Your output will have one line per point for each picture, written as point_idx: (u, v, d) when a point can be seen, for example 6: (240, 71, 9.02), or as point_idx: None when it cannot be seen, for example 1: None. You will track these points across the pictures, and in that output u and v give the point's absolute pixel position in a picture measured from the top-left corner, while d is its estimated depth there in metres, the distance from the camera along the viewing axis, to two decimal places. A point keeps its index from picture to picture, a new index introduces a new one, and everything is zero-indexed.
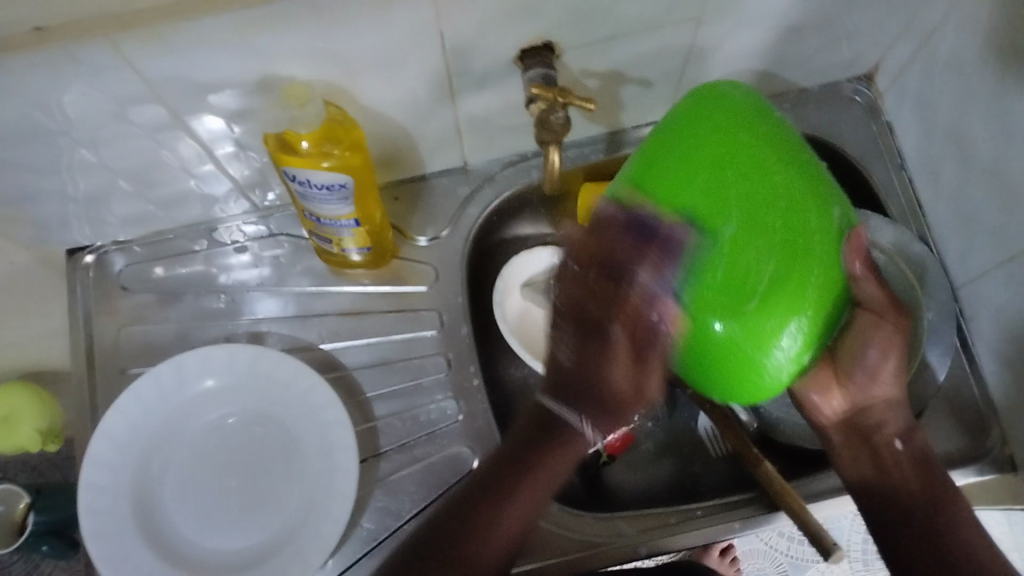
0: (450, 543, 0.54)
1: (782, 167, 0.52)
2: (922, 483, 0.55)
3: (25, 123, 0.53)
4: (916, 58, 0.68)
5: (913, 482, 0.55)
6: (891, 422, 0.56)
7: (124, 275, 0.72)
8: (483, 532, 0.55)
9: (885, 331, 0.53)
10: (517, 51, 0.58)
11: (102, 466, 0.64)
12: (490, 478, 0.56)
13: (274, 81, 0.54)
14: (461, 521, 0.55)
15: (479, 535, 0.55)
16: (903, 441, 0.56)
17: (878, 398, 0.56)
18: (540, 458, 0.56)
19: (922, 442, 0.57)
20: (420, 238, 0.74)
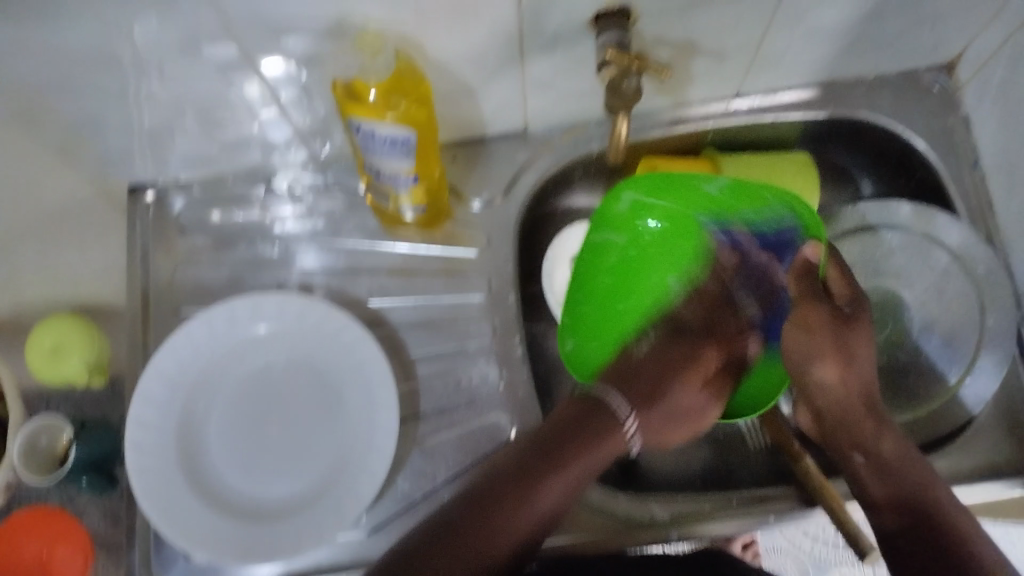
0: (471, 520, 0.48)
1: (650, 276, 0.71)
2: (896, 492, 0.55)
3: (99, 50, 0.53)
4: (1003, 49, 0.65)
5: (884, 492, 0.56)
6: (850, 436, 0.59)
7: (182, 216, 0.73)
8: (502, 520, 0.49)
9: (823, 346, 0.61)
10: (592, 13, 0.57)
11: (151, 401, 0.65)
12: (516, 466, 0.51)
13: (348, 26, 0.54)
14: (478, 503, 0.49)
15: (500, 525, 0.48)
16: (863, 454, 0.58)
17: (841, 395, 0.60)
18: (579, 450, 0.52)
19: (885, 454, 0.57)
20: (474, 202, 0.73)
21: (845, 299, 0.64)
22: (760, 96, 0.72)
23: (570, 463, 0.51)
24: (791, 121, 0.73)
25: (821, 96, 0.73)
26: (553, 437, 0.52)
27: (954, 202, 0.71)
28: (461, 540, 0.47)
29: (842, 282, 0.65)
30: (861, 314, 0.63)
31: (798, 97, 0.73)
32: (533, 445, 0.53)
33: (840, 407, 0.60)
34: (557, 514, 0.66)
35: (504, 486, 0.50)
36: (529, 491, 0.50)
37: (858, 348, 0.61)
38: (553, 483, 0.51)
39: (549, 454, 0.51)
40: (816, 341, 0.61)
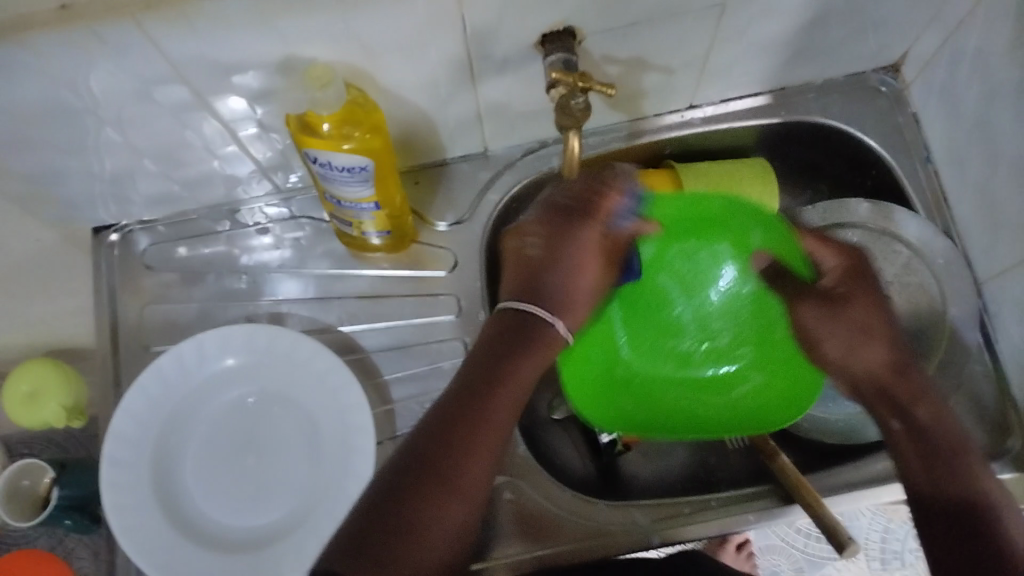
0: (433, 458, 0.51)
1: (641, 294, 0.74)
2: (940, 483, 0.53)
3: (50, 101, 0.54)
4: (945, 48, 0.66)
5: (925, 481, 0.54)
6: (882, 405, 0.58)
7: (148, 254, 0.74)
8: (472, 443, 0.52)
9: (857, 320, 0.61)
10: (538, 36, 0.58)
11: (124, 440, 0.65)
12: (458, 395, 0.54)
13: (296, 63, 0.55)
14: (441, 436, 0.52)
15: (469, 451, 0.52)
16: (899, 420, 0.56)
17: (863, 368, 0.60)
18: (502, 373, 0.55)
19: (922, 420, 0.56)
20: (439, 224, 0.74)
21: (837, 276, 0.63)
22: (714, 106, 0.74)
23: (511, 373, 0.55)
24: (747, 127, 0.74)
25: (773, 102, 0.74)
26: (484, 355, 0.56)
27: (910, 197, 0.73)
28: (437, 475, 0.51)
29: (831, 254, 0.63)
30: (856, 292, 0.62)
31: (752, 104, 0.74)
32: (481, 361, 0.56)
33: (878, 387, 0.58)
34: (538, 526, 0.67)
35: (464, 405, 0.54)
36: (483, 408, 0.54)
37: (871, 324, 0.60)
38: (499, 398, 0.55)
39: (499, 373, 0.55)
40: (841, 327, 0.61)
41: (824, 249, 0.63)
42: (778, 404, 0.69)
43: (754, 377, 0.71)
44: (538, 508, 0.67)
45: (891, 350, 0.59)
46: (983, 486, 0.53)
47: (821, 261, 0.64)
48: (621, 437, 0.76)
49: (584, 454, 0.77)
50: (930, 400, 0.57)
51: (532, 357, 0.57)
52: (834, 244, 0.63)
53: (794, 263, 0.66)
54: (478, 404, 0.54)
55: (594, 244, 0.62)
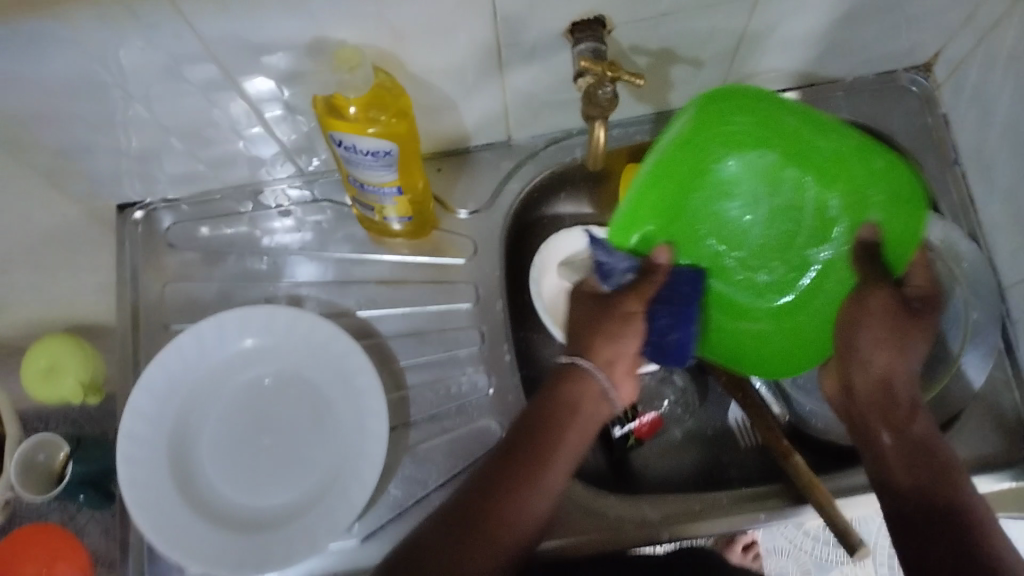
0: (478, 505, 0.53)
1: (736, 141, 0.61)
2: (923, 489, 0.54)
3: (82, 75, 0.54)
4: (978, 49, 0.66)
5: (908, 485, 0.55)
6: (877, 415, 0.59)
7: (171, 232, 0.74)
8: (519, 496, 0.53)
9: (891, 334, 0.59)
10: (568, 24, 0.58)
11: (142, 416, 0.65)
12: (505, 447, 0.56)
13: (326, 45, 0.55)
14: (494, 483, 0.54)
15: (516, 499, 0.53)
16: (892, 434, 0.58)
17: (873, 372, 0.60)
18: (556, 426, 0.56)
19: (916, 434, 0.57)
20: (460, 211, 0.74)
21: (920, 295, 0.61)
22: None
23: (563, 430, 0.56)
24: None
25: (800, 100, 0.74)
26: (538, 404, 0.57)
27: (936, 199, 0.72)
28: (481, 523, 0.52)
29: (923, 274, 0.62)
30: (929, 313, 0.60)
31: None
32: (538, 410, 0.57)
33: (881, 392, 0.59)
34: (548, 516, 0.67)
35: (518, 450, 0.55)
36: (527, 467, 0.54)
37: (910, 338, 0.60)
38: (557, 455, 0.55)
39: (555, 425, 0.56)
40: (876, 328, 0.60)
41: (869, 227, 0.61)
42: (774, 358, 0.68)
43: (777, 299, 0.68)
44: (550, 499, 0.68)
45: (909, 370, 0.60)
46: (964, 490, 0.54)
47: (910, 278, 0.62)
48: (633, 430, 0.74)
49: (596, 445, 0.76)
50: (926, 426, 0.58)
51: (570, 396, 0.57)
52: (927, 267, 0.62)
53: (891, 258, 0.62)
54: (533, 459, 0.55)
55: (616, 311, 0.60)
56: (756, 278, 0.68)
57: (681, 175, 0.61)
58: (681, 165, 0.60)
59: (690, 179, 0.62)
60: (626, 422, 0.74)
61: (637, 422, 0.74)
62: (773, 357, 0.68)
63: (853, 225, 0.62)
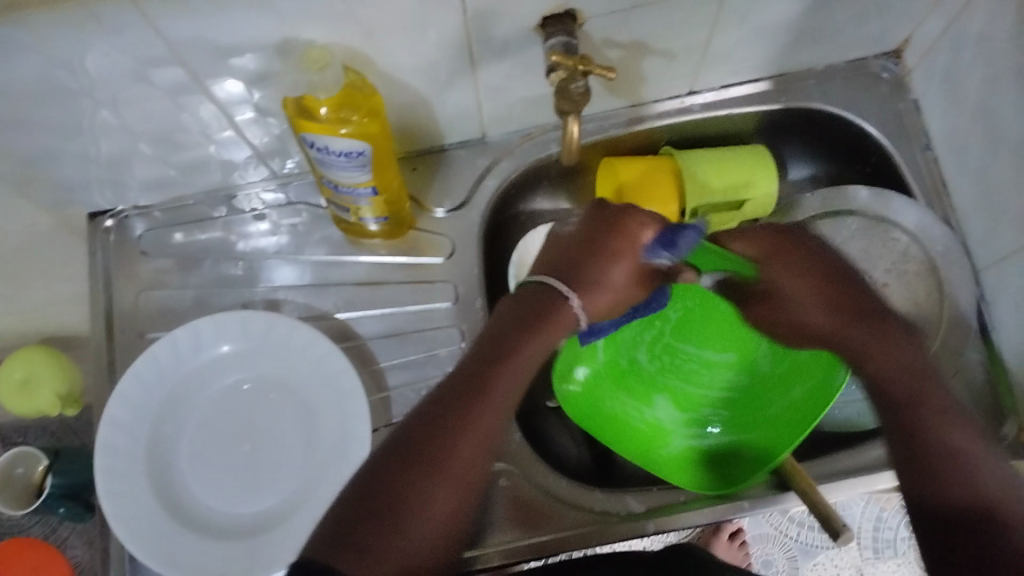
0: (429, 445, 0.50)
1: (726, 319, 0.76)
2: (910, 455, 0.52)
3: (44, 82, 0.53)
4: (947, 34, 0.66)
5: (896, 455, 0.53)
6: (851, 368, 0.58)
7: (144, 240, 0.73)
8: (472, 426, 0.51)
9: (793, 268, 0.59)
10: (538, 18, 0.57)
11: (120, 426, 0.65)
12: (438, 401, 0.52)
13: (294, 44, 0.54)
14: (437, 420, 0.51)
15: (451, 441, 0.50)
16: (867, 381, 0.56)
17: (806, 323, 0.59)
18: (502, 350, 0.53)
19: (879, 381, 0.55)
20: (437, 210, 0.74)
21: (754, 251, 0.60)
22: (714, 92, 0.73)
23: (517, 352, 0.52)
24: (747, 113, 0.74)
25: (773, 89, 0.74)
26: (492, 331, 0.54)
27: (909, 185, 0.73)
28: (437, 465, 0.49)
29: (738, 238, 0.60)
30: (798, 240, 0.60)
31: (751, 90, 0.74)
32: (486, 341, 0.54)
33: (834, 340, 0.58)
34: (534, 514, 0.67)
35: (474, 379, 0.52)
36: (460, 411, 0.51)
37: (801, 288, 0.59)
38: (507, 377, 0.52)
39: (499, 354, 0.53)
40: (794, 280, 0.59)
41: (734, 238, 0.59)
42: (696, 478, 0.69)
43: (709, 435, 0.73)
44: (537, 496, 0.67)
45: (853, 308, 0.58)
46: (953, 443, 0.51)
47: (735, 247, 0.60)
48: None
49: (580, 441, 0.77)
50: (889, 351, 0.56)
51: (542, 330, 0.53)
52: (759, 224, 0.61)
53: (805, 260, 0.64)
54: (480, 388, 0.52)
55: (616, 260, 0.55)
56: (693, 428, 0.74)
57: (714, 319, 0.77)
58: (700, 318, 0.78)
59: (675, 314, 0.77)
60: None
61: None
62: (703, 477, 0.69)
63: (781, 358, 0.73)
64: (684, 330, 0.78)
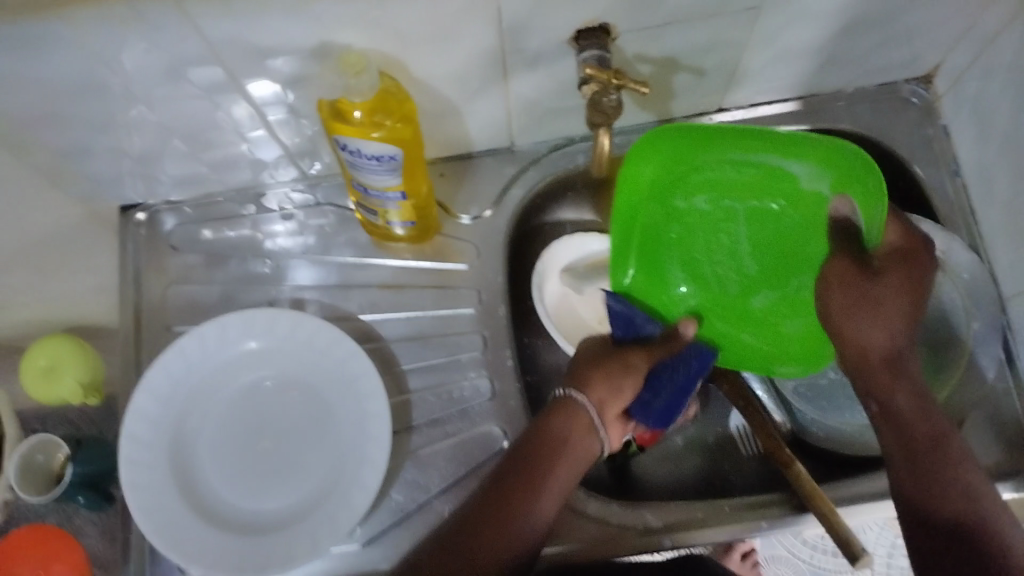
0: (472, 532, 0.54)
1: (798, 262, 0.66)
2: (915, 475, 0.53)
3: (87, 76, 0.54)
4: (980, 61, 0.66)
5: (907, 477, 0.53)
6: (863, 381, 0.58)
7: (174, 234, 0.74)
8: (518, 514, 0.55)
9: (895, 280, 0.58)
10: (571, 32, 0.58)
11: (143, 417, 0.65)
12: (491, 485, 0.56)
13: (331, 50, 0.55)
14: (483, 511, 0.55)
15: (512, 517, 0.55)
16: (876, 405, 0.57)
17: (850, 343, 0.59)
18: (545, 452, 0.57)
19: (898, 405, 0.56)
20: (462, 217, 0.74)
21: (888, 253, 0.59)
22: (743, 110, 0.74)
23: (554, 464, 0.57)
24: None
25: (802, 109, 0.74)
26: (521, 443, 0.59)
27: (937, 210, 0.72)
28: (473, 544, 0.53)
29: (893, 229, 0.60)
30: (892, 267, 0.59)
31: (780, 110, 0.74)
32: (516, 451, 0.58)
33: (862, 359, 0.58)
34: (551, 526, 0.67)
35: (512, 480, 0.56)
36: (513, 496, 0.55)
37: (885, 301, 0.58)
38: (552, 484, 0.57)
39: (529, 456, 0.57)
40: (842, 298, 0.59)
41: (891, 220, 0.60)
42: (637, 300, 0.70)
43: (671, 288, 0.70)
44: (555, 508, 0.67)
45: (905, 334, 0.58)
46: (960, 474, 0.52)
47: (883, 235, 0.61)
48: (634, 438, 0.75)
49: None
50: (904, 386, 0.56)
51: (567, 426, 0.59)
52: (898, 220, 0.60)
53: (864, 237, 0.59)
54: (528, 487, 0.56)
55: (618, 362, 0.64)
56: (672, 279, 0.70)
57: (805, 225, 0.63)
58: (790, 227, 0.64)
59: (803, 208, 0.63)
60: None
61: None
62: (637, 304, 0.69)
63: (790, 314, 0.68)
64: (766, 212, 0.65)
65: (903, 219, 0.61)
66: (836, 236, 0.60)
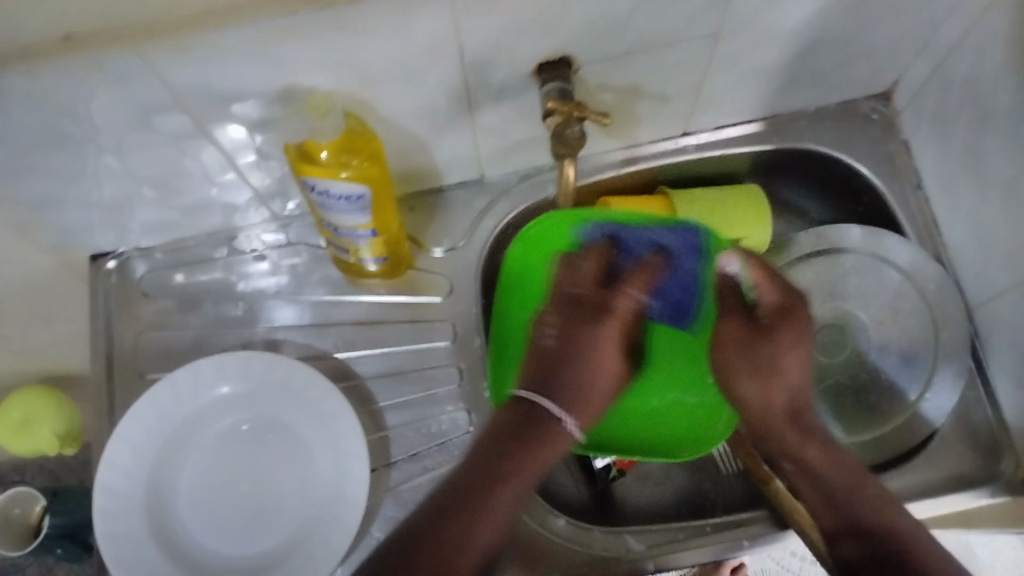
0: (439, 537, 0.49)
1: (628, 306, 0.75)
2: (840, 520, 0.54)
3: (50, 129, 0.54)
4: (936, 76, 0.67)
5: (831, 522, 0.55)
6: (789, 431, 0.59)
7: (145, 281, 0.74)
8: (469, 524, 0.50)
9: (790, 336, 0.60)
10: (535, 65, 0.59)
11: (119, 468, 0.65)
12: (477, 476, 0.52)
13: (296, 92, 0.55)
14: (439, 521, 0.50)
15: (478, 522, 0.50)
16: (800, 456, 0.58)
17: (750, 394, 0.60)
18: (508, 458, 0.53)
19: (811, 462, 0.57)
20: (435, 250, 0.74)
21: (771, 311, 0.61)
22: (708, 133, 0.75)
23: (518, 472, 0.53)
24: (741, 154, 0.75)
25: (765, 130, 0.75)
26: (485, 454, 0.53)
27: (901, 222, 0.74)
28: (436, 541, 0.49)
29: (772, 288, 0.61)
30: (787, 323, 0.60)
31: (744, 131, 0.75)
32: (478, 464, 0.53)
33: (763, 419, 0.60)
34: (534, 555, 0.66)
35: (473, 488, 0.52)
36: (484, 495, 0.51)
37: (780, 359, 0.60)
38: (509, 485, 0.52)
39: (491, 472, 0.52)
40: (727, 355, 0.62)
41: (768, 283, 0.61)
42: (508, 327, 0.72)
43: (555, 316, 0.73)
44: (539, 537, 0.67)
45: (805, 375, 0.60)
46: (896, 525, 0.52)
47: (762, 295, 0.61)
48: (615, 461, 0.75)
49: (579, 479, 0.76)
50: (833, 457, 0.57)
51: (538, 454, 0.53)
52: (774, 281, 0.60)
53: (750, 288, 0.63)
54: (486, 490, 0.51)
55: (590, 306, 0.59)
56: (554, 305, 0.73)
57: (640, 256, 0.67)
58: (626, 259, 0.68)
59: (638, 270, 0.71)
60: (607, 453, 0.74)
61: None
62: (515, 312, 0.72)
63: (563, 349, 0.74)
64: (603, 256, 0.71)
65: (781, 275, 0.61)
66: (725, 296, 0.64)
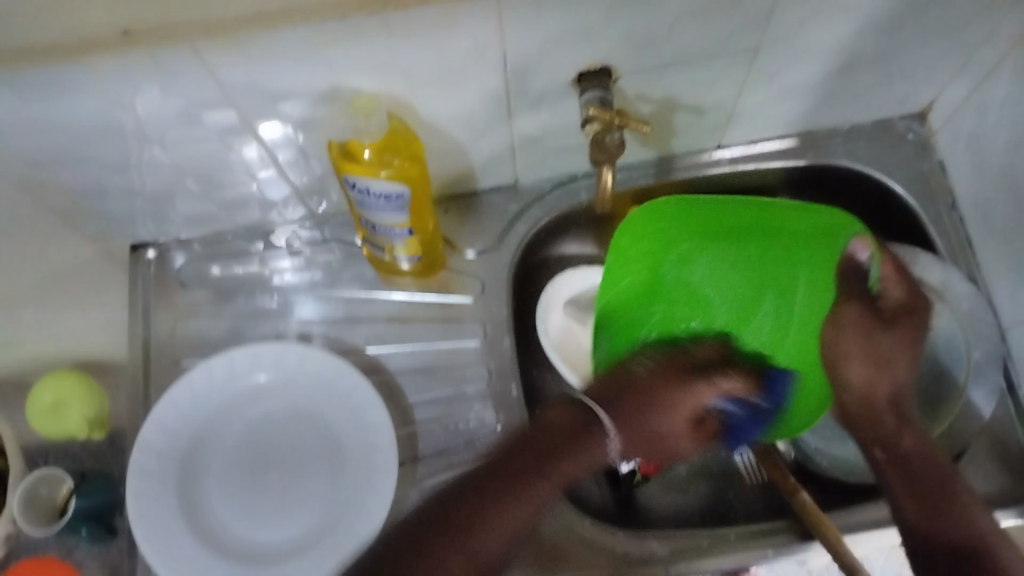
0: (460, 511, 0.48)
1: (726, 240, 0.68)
2: (925, 516, 0.54)
3: (101, 121, 0.56)
4: (973, 98, 0.68)
5: (915, 517, 0.55)
6: (885, 413, 0.60)
7: (183, 272, 0.76)
8: (505, 511, 0.48)
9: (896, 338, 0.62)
10: (575, 73, 0.59)
11: (153, 453, 0.66)
12: (502, 462, 0.51)
13: (342, 92, 0.56)
14: (474, 498, 0.49)
15: (508, 516, 0.48)
16: (882, 448, 0.59)
17: (857, 383, 0.61)
18: (556, 445, 0.51)
19: (904, 450, 0.58)
20: (468, 252, 0.75)
21: (896, 306, 0.62)
22: (744, 146, 0.75)
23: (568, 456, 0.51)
24: (775, 168, 0.75)
25: (800, 145, 0.76)
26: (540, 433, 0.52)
27: (935, 241, 0.74)
28: (449, 535, 0.47)
29: (901, 287, 0.62)
30: (903, 320, 0.62)
31: (779, 145, 0.75)
32: (533, 442, 0.52)
33: (865, 406, 0.61)
34: (559, 555, 0.67)
35: (518, 464, 0.50)
36: (525, 484, 0.49)
37: (894, 350, 0.61)
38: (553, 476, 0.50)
39: (544, 461, 0.50)
40: (846, 342, 0.62)
41: (894, 282, 0.62)
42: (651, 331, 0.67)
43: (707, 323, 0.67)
44: (563, 538, 0.68)
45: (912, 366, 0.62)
46: (977, 523, 0.54)
47: (888, 290, 0.62)
48: (639, 467, 0.75)
49: (603, 482, 0.76)
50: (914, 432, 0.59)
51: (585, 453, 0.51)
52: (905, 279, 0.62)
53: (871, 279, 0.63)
54: (525, 473, 0.50)
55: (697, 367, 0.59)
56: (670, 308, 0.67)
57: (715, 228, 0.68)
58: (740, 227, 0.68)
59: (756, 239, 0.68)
60: (632, 458, 0.74)
61: (643, 458, 0.75)
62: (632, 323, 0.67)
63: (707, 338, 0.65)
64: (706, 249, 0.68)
65: (907, 271, 0.63)
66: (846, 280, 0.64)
